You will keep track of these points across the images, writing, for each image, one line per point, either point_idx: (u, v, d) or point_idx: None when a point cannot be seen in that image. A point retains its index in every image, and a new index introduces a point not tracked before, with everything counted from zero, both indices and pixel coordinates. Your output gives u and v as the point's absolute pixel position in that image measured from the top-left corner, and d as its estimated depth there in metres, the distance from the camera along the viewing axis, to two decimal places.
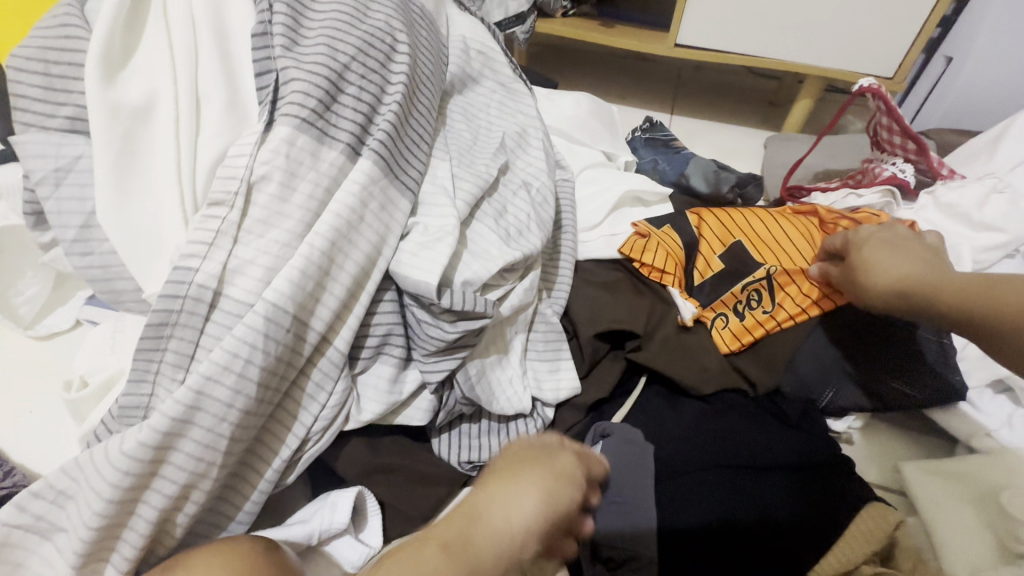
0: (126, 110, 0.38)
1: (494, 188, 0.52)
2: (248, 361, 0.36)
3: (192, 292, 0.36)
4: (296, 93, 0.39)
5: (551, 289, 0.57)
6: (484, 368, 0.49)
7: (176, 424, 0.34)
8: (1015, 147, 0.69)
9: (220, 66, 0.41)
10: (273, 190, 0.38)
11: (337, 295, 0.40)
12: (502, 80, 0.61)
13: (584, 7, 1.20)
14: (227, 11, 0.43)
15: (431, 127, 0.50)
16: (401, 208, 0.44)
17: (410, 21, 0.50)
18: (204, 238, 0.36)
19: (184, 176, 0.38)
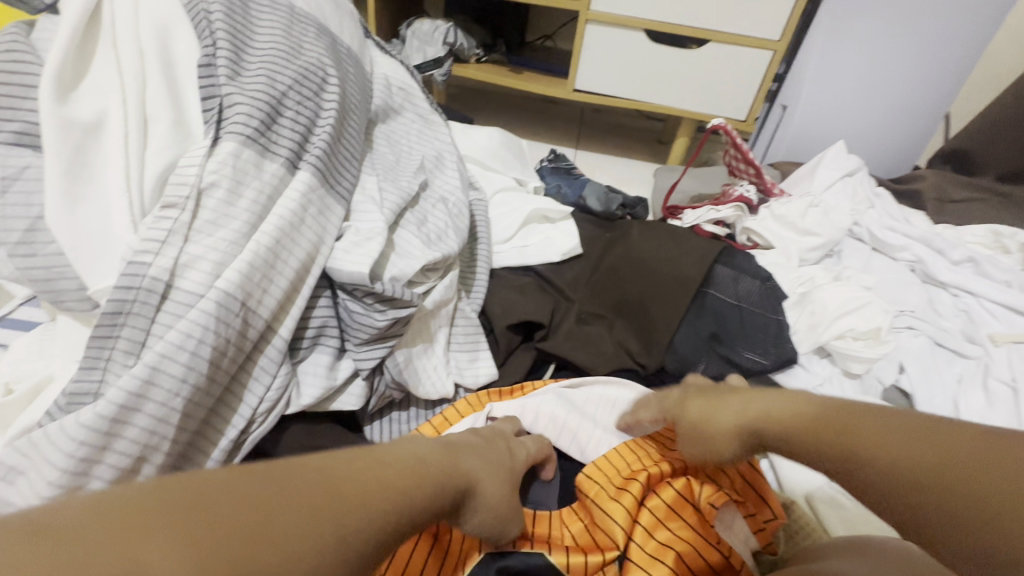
0: (78, 126, 0.42)
1: (415, 202, 0.61)
2: (198, 344, 0.41)
3: (145, 284, 0.41)
4: (240, 114, 0.46)
5: (469, 290, 0.67)
6: (411, 356, 0.56)
7: (132, 398, 0.39)
8: (826, 173, 0.90)
9: (167, 89, 0.46)
10: (220, 196, 0.44)
11: (281, 287, 0.46)
12: (421, 113, 0.72)
13: (495, 55, 1.35)
14: (173, 43, 0.48)
15: (360, 149, 0.58)
16: (336, 214, 0.52)
17: (339, 59, 0.58)
18: (157, 236, 0.42)
19: (133, 185, 0.43)
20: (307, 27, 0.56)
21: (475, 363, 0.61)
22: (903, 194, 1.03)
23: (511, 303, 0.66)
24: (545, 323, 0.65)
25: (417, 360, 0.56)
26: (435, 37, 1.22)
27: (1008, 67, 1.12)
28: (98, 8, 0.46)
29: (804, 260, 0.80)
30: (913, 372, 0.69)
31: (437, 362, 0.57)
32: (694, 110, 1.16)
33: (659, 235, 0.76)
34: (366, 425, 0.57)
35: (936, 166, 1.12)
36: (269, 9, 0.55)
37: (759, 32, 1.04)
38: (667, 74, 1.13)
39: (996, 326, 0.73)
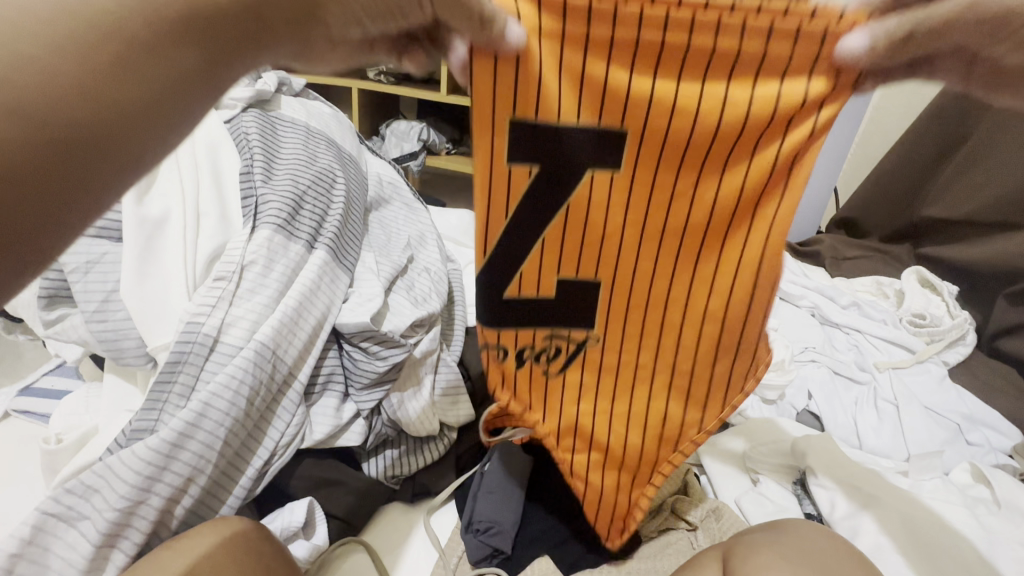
0: (149, 222, 0.56)
1: (404, 271, 0.75)
2: (239, 385, 0.52)
3: (201, 339, 0.52)
4: (273, 209, 0.60)
5: (450, 343, 0.79)
6: (403, 399, 0.65)
7: (187, 427, 0.49)
8: None
9: (215, 192, 0.61)
10: (257, 270, 0.57)
11: (302, 339, 0.58)
12: (407, 202, 0.86)
13: (463, 147, 1.57)
14: (221, 159, 0.63)
15: (360, 233, 0.72)
16: (342, 282, 0.65)
17: (344, 163, 0.75)
18: (209, 302, 0.54)
19: (188, 264, 0.56)
20: (319, 141, 0.73)
21: (456, 406, 0.70)
22: (806, 254, 1.24)
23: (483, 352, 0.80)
24: None
25: (408, 402, 0.65)
26: (411, 136, 1.43)
27: (878, 150, 1.39)
28: None
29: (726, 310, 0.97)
30: (819, 397, 0.83)
31: (424, 405, 0.66)
32: None
33: None
34: (365, 461, 0.66)
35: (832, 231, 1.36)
36: (290, 130, 0.71)
37: None
38: None
39: (879, 356, 0.90)
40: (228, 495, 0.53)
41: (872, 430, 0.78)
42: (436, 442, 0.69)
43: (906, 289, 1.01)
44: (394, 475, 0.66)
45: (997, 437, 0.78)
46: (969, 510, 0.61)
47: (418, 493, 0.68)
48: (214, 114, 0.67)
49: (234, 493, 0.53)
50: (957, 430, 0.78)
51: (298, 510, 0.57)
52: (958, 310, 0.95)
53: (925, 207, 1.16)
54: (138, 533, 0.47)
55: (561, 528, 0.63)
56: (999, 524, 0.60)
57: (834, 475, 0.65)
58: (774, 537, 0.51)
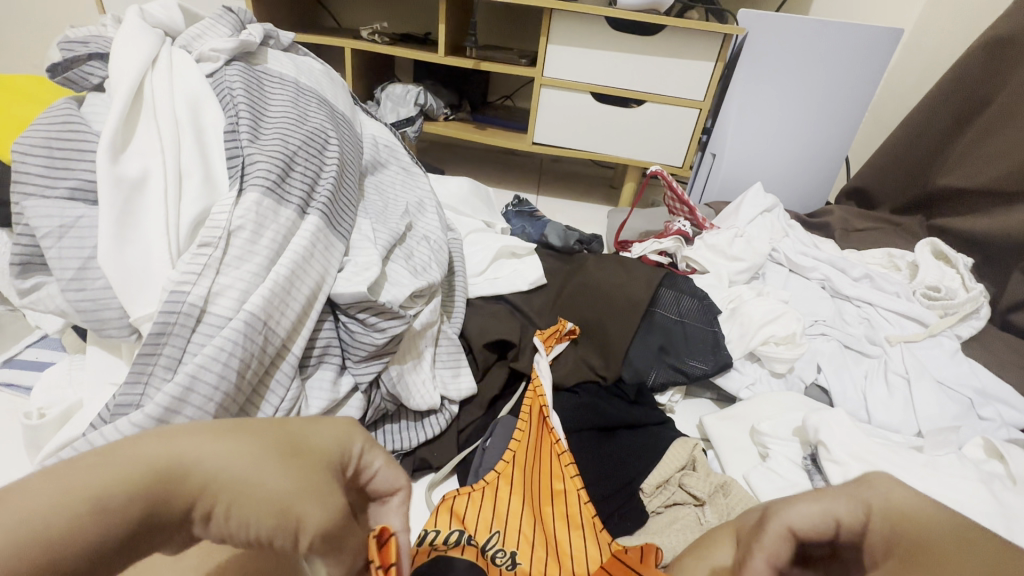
0: (127, 182, 0.51)
1: (403, 240, 0.71)
2: (228, 359, 0.48)
3: (186, 309, 0.49)
4: (261, 171, 0.56)
5: (450, 315, 0.77)
6: (403, 371, 0.63)
7: (174, 401, 0.46)
8: (747, 210, 1.08)
9: (198, 152, 0.56)
10: (246, 236, 0.53)
11: (294, 310, 0.55)
12: (404, 166, 0.82)
13: (461, 113, 1.51)
14: (204, 116, 0.59)
15: (355, 198, 0.68)
16: (338, 250, 0.61)
17: (336, 123, 0.70)
18: (194, 269, 0.50)
19: (171, 229, 0.52)
20: (309, 99, 0.68)
21: (457, 377, 0.69)
22: (815, 226, 1.20)
23: (483, 324, 0.77)
24: (516, 341, 0.75)
25: (408, 375, 0.64)
26: (407, 100, 1.37)
27: (893, 119, 1.34)
28: (140, 88, 0.57)
29: (734, 282, 0.94)
30: (828, 371, 0.81)
31: (425, 377, 0.64)
32: (637, 158, 1.34)
33: (614, 267, 0.88)
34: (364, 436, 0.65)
35: (841, 202, 1.32)
36: (278, 86, 0.66)
37: (684, 94, 1.23)
38: (612, 130, 1.31)
39: (891, 329, 0.88)
40: None
41: (882, 405, 0.77)
42: (437, 415, 0.67)
43: (920, 261, 0.98)
44: (393, 450, 0.64)
45: (1009, 412, 0.76)
46: (987, 487, 0.59)
47: (420, 468, 0.65)
48: (194, 66, 0.62)
49: None
50: (969, 405, 0.76)
51: None
52: (973, 283, 0.92)
53: (941, 176, 1.12)
54: None
55: None
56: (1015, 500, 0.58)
57: (848, 451, 0.63)
58: None
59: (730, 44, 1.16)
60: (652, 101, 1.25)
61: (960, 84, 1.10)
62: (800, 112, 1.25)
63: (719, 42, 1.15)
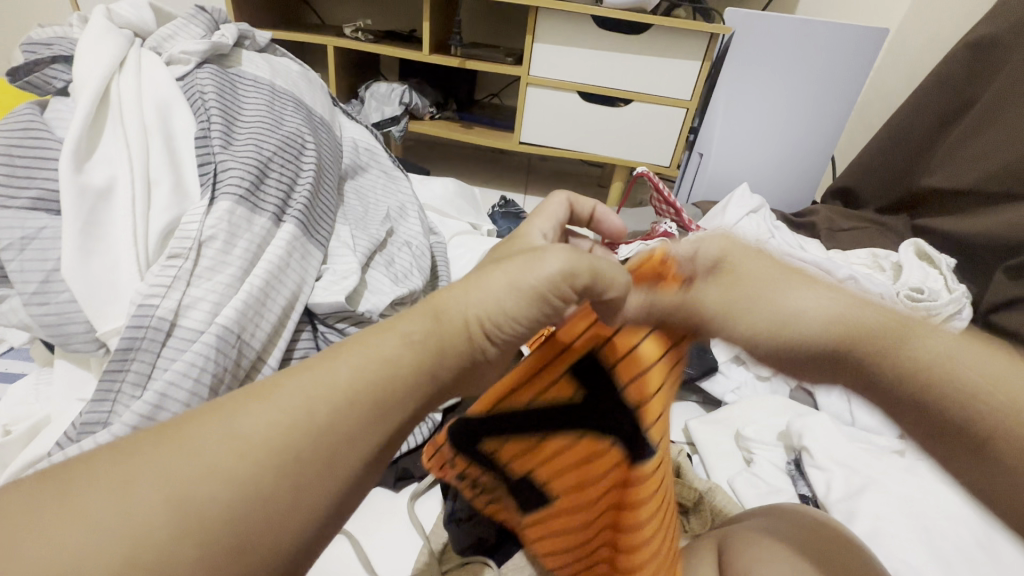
0: (92, 191, 0.49)
1: (384, 245, 0.70)
2: (200, 374, 0.47)
3: (154, 323, 0.47)
4: (234, 178, 0.55)
5: None
6: None
7: (143, 420, 0.45)
8: (734, 211, 1.08)
9: (168, 159, 0.55)
10: (218, 246, 0.52)
11: (269, 321, 0.53)
12: (385, 169, 0.80)
13: (447, 112, 1.49)
14: (174, 122, 0.57)
15: (334, 204, 0.67)
16: (315, 258, 0.60)
17: (313, 127, 0.68)
18: (164, 282, 0.48)
19: (139, 239, 0.50)
20: (286, 102, 0.66)
21: None
22: (801, 226, 1.20)
23: None
24: None
25: None
26: (392, 98, 1.35)
27: (878, 119, 1.35)
28: (106, 92, 0.55)
29: None
30: None
31: None
32: (624, 157, 1.33)
33: None
34: None
35: (827, 201, 1.33)
36: (252, 89, 0.65)
37: (671, 93, 1.23)
38: (599, 129, 1.30)
39: None
40: None
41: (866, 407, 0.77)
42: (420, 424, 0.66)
43: (903, 262, 0.98)
44: None
45: None
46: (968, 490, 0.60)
47: (402, 477, 0.65)
48: (164, 69, 0.60)
49: None
50: None
51: None
52: (956, 284, 0.93)
53: (925, 175, 1.13)
54: None
55: None
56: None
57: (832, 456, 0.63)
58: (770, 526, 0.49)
59: (717, 43, 1.15)
60: (640, 100, 1.24)
61: (943, 84, 1.10)
62: (787, 111, 1.25)
63: (706, 42, 1.14)
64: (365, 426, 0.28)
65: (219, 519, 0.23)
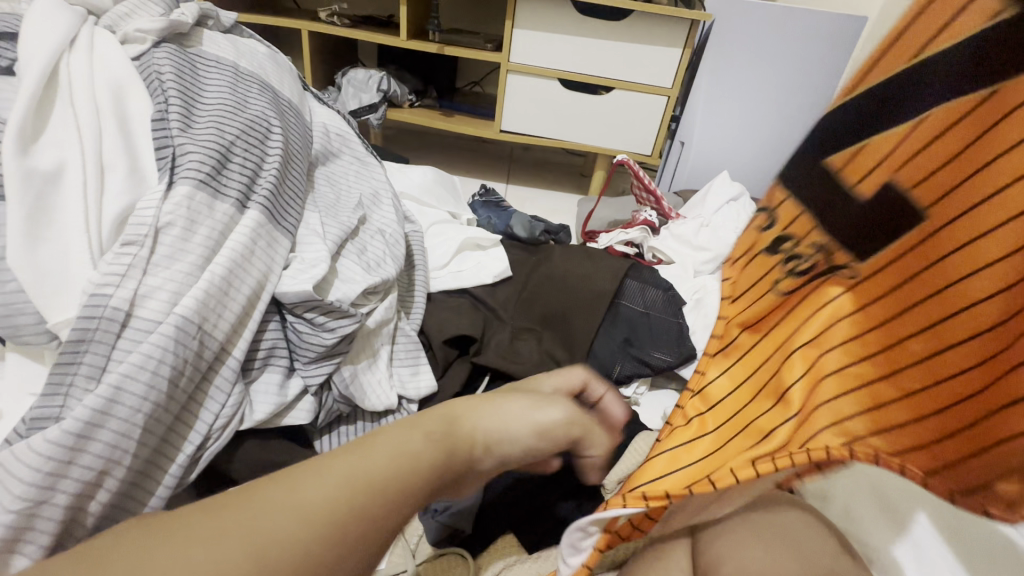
0: (39, 175, 0.47)
1: (356, 233, 0.68)
2: (158, 366, 0.45)
3: (107, 313, 0.45)
4: (194, 162, 0.52)
5: (408, 311, 0.74)
6: (356, 372, 0.61)
7: (97, 414, 0.43)
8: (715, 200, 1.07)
9: (123, 143, 0.52)
10: (176, 233, 0.50)
11: (233, 312, 0.51)
12: (358, 156, 0.78)
13: (427, 100, 1.47)
14: (130, 104, 0.55)
15: (303, 190, 0.65)
16: (283, 246, 0.58)
17: (281, 111, 0.66)
18: (117, 271, 0.46)
19: (92, 226, 0.48)
20: (251, 84, 0.64)
21: (416, 376, 0.67)
22: None
23: (443, 322, 0.74)
24: (476, 337, 0.73)
25: (362, 375, 0.61)
26: (370, 85, 1.32)
27: None
28: (55, 71, 0.52)
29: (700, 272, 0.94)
30: None
31: (381, 377, 0.62)
32: (605, 146, 1.32)
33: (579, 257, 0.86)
34: (318, 440, 0.62)
35: None
36: (215, 70, 0.62)
37: (652, 80, 1.22)
38: (580, 117, 1.29)
39: None
40: (157, 485, 0.47)
41: None
42: (394, 415, 0.64)
43: None
44: None
45: None
46: None
47: None
48: (119, 49, 0.57)
49: (164, 482, 0.48)
50: None
51: None
52: None
53: None
54: (44, 535, 0.41)
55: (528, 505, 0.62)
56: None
57: None
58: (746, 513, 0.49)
59: (697, 30, 1.14)
60: (620, 87, 1.23)
61: None
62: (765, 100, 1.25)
63: (686, 28, 1.13)
64: (430, 477, 0.31)
65: (313, 545, 0.25)
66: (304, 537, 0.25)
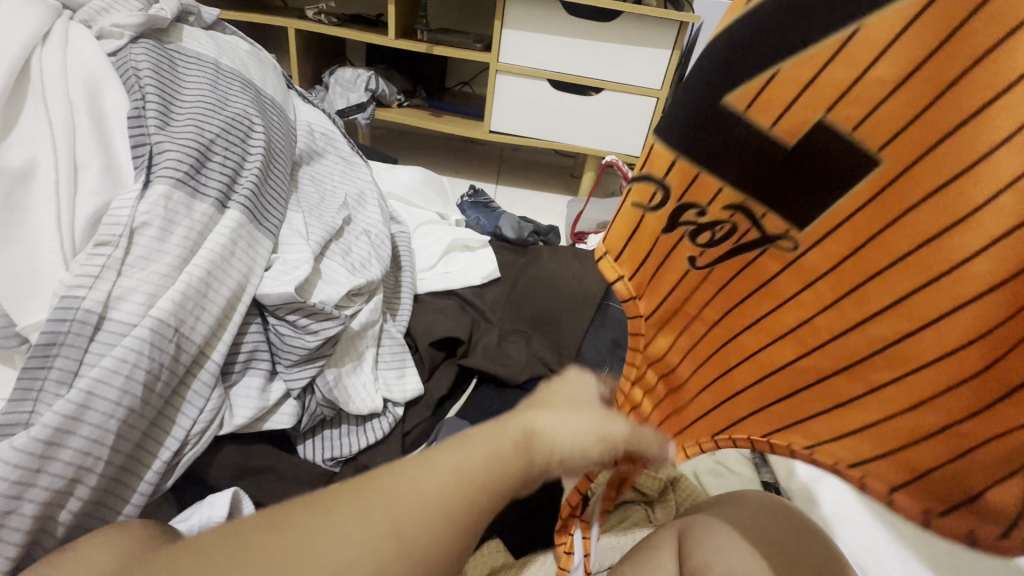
0: (8, 173, 0.45)
1: (340, 234, 0.67)
2: (133, 370, 0.44)
3: (79, 316, 0.44)
4: (171, 160, 0.51)
5: (395, 313, 0.73)
6: (340, 374, 0.60)
7: (68, 420, 0.41)
8: None
9: (97, 141, 0.51)
10: (152, 234, 0.48)
11: (212, 314, 0.50)
12: (343, 155, 0.77)
13: (416, 100, 1.45)
14: (105, 101, 0.53)
15: (286, 190, 0.64)
16: (264, 247, 0.57)
17: (263, 108, 0.65)
18: (90, 272, 0.45)
19: (64, 226, 0.46)
20: (231, 81, 0.62)
21: (402, 378, 0.66)
22: None
23: (430, 324, 0.73)
24: (464, 339, 0.72)
25: (346, 378, 0.60)
26: (358, 85, 1.30)
27: None
28: (26, 65, 0.50)
29: None
30: None
31: (365, 380, 0.61)
32: (595, 147, 1.32)
33: (568, 258, 0.86)
34: (301, 444, 0.60)
35: None
36: (195, 67, 0.61)
37: (640, 82, 1.22)
38: (570, 117, 1.28)
39: None
40: (132, 492, 0.46)
41: None
42: (379, 419, 0.63)
43: None
44: (331, 457, 0.60)
45: None
46: None
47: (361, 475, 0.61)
48: (94, 44, 0.56)
49: (139, 489, 0.46)
50: None
51: (219, 503, 0.51)
52: None
53: None
54: (10, 546, 0.40)
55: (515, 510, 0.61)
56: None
57: None
58: (732, 516, 0.48)
59: (686, 32, 1.14)
60: (610, 88, 1.23)
61: None
62: None
63: (675, 30, 1.14)
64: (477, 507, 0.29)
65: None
66: (382, 564, 0.24)
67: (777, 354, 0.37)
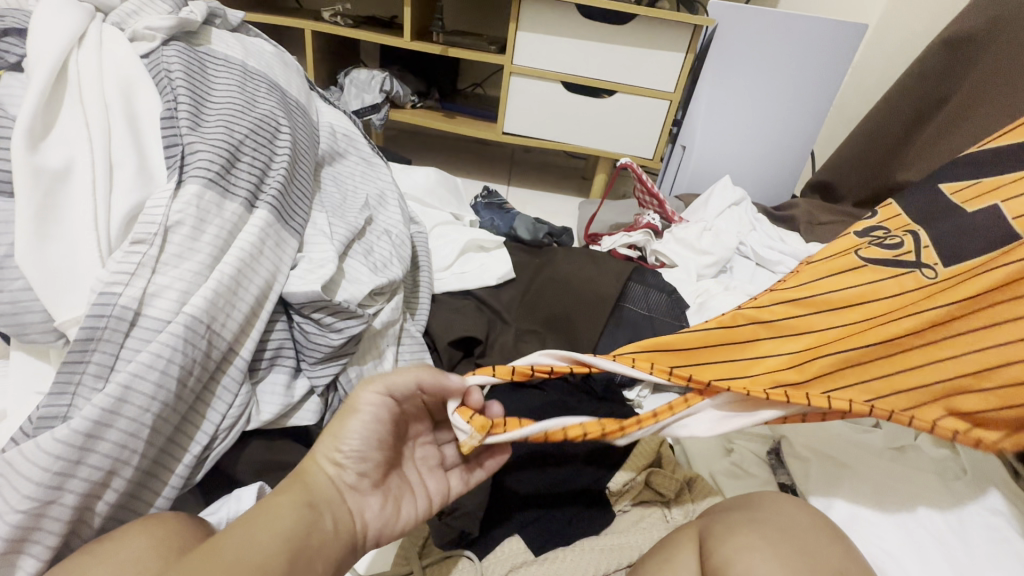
0: (48, 173, 0.47)
1: (362, 234, 0.68)
2: (168, 365, 0.45)
3: (116, 312, 0.45)
4: (203, 161, 0.52)
5: (413, 312, 0.74)
6: (362, 372, 0.61)
7: (106, 414, 0.42)
8: (716, 203, 1.08)
9: (132, 141, 0.52)
10: (185, 232, 0.49)
11: (241, 311, 0.51)
12: (364, 156, 0.78)
13: (429, 101, 1.46)
14: (140, 103, 0.54)
15: (310, 190, 0.65)
16: (291, 246, 0.58)
17: (288, 110, 0.66)
18: (126, 269, 0.46)
19: (100, 225, 0.48)
20: (258, 84, 0.64)
21: None
22: (782, 219, 1.20)
23: (447, 323, 0.74)
24: (482, 339, 0.73)
25: (368, 376, 0.61)
26: (372, 86, 1.31)
27: (857, 114, 1.36)
28: (64, 67, 0.52)
29: (702, 276, 0.94)
30: None
31: None
32: (607, 149, 1.32)
33: (583, 260, 0.86)
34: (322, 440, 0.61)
35: (807, 195, 1.34)
36: (223, 69, 0.62)
37: (653, 84, 1.22)
38: (582, 120, 1.29)
39: None
40: (164, 485, 0.47)
41: None
42: None
43: None
44: None
45: None
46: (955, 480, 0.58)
47: None
48: (127, 46, 0.57)
49: (171, 482, 0.48)
50: None
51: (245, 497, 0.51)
52: None
53: (902, 172, 1.14)
54: (51, 535, 0.41)
55: (532, 508, 0.62)
56: (974, 481, 0.58)
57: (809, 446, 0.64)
58: (752, 517, 0.49)
59: (700, 35, 1.15)
60: (623, 91, 1.23)
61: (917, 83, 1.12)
62: (766, 106, 1.25)
63: (689, 33, 1.14)
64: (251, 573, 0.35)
65: None
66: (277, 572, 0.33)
67: (895, 369, 0.45)
